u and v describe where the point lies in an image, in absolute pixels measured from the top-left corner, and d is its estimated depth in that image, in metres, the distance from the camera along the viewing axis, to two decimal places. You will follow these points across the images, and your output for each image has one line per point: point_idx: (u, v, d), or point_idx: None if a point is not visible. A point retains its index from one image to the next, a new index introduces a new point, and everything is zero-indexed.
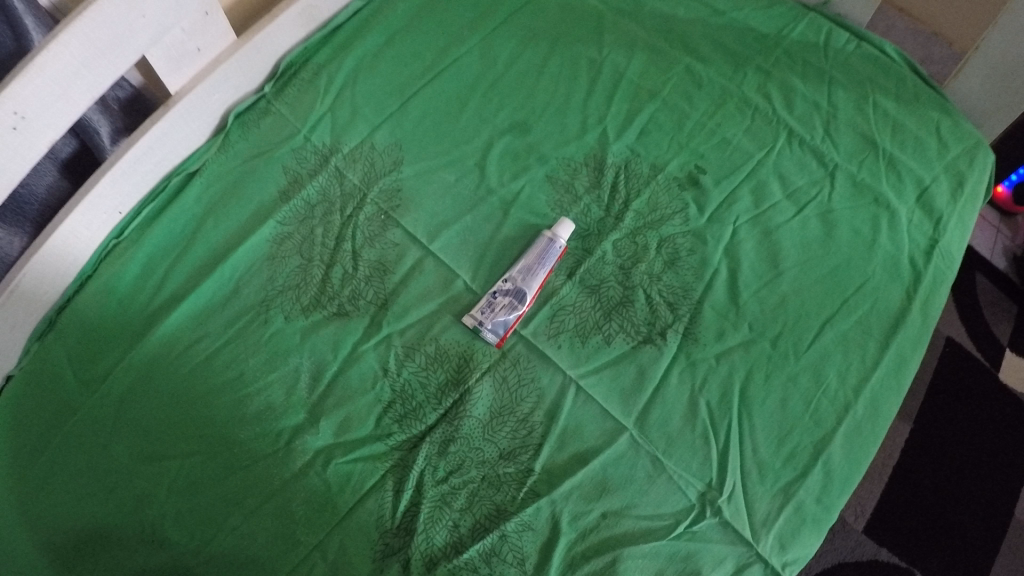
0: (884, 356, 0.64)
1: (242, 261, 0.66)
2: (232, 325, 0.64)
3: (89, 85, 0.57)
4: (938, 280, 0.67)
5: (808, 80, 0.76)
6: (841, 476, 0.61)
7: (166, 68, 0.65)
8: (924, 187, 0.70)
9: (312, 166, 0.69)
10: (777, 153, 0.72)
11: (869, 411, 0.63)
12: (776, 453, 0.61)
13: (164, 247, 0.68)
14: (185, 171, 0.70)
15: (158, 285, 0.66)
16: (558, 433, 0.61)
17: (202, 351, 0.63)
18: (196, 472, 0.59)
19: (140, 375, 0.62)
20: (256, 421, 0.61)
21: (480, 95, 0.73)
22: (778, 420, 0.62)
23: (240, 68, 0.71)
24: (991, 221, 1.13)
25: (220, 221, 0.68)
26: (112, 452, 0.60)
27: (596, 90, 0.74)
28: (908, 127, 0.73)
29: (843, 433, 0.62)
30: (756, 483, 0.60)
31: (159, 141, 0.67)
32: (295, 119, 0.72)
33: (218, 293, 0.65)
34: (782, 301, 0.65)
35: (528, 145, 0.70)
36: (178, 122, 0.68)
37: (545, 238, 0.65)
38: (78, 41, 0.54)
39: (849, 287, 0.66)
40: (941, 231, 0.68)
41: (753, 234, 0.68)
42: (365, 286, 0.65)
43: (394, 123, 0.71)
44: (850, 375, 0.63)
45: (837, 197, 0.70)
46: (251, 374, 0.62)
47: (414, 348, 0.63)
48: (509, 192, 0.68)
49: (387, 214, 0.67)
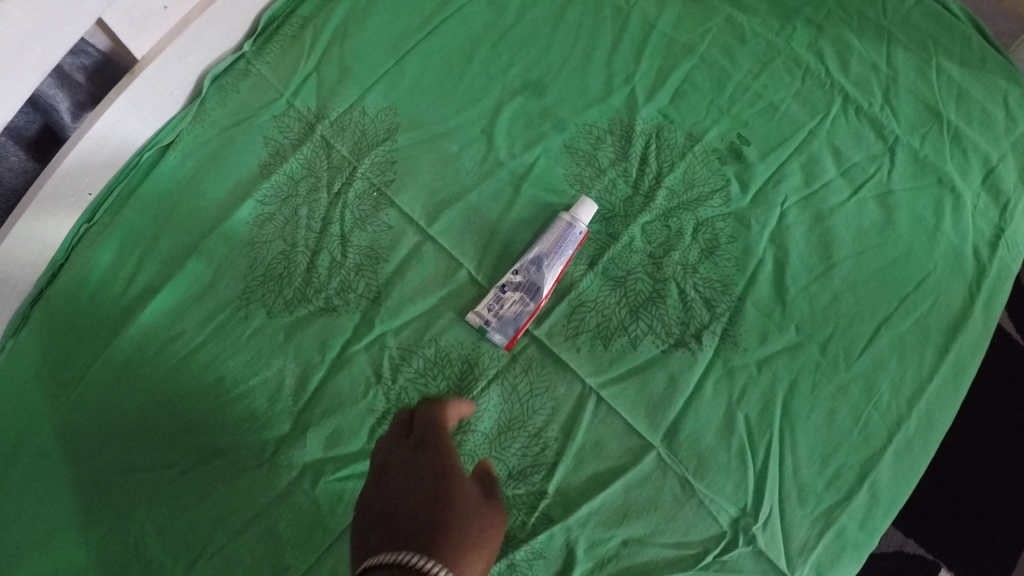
0: (942, 364, 0.56)
1: (222, 247, 0.57)
2: (211, 320, 0.56)
3: (38, 59, 0.47)
4: (1003, 274, 0.59)
5: (865, 36, 0.65)
6: (889, 498, 0.53)
7: (128, 31, 0.55)
8: (990, 168, 0.61)
9: (295, 136, 0.60)
10: (831, 122, 0.62)
11: (923, 425, 0.55)
12: (820, 474, 0.54)
13: (139, 229, 0.59)
14: (157, 144, 0.60)
15: (130, 277, 0.57)
16: (575, 450, 0.53)
17: (180, 349, 0.55)
18: (179, 485, 0.52)
19: (114, 376, 0.54)
20: (240, 429, 0.53)
21: (488, 48, 0.63)
22: (824, 435, 0.54)
23: (217, 25, 0.61)
24: None
25: (198, 198, 0.59)
26: (86, 464, 0.52)
27: (622, 43, 0.63)
28: (974, 97, 0.63)
29: (893, 451, 0.54)
30: (795, 507, 0.53)
31: (129, 110, 0.57)
32: (275, 81, 0.62)
33: (196, 283, 0.57)
34: (834, 299, 0.57)
35: (543, 110, 0.61)
36: (146, 89, 0.58)
37: (563, 221, 0.55)
38: (19, 10, 0.44)
39: (908, 283, 0.58)
40: (1008, 220, 0.59)
41: (803, 218, 0.59)
42: (355, 276, 0.56)
43: (389, 82, 0.61)
44: (905, 384, 0.55)
45: (897, 177, 0.60)
46: (231, 378, 0.54)
47: (411, 351, 0.54)
48: (520, 165, 0.59)
49: (380, 191, 0.58)
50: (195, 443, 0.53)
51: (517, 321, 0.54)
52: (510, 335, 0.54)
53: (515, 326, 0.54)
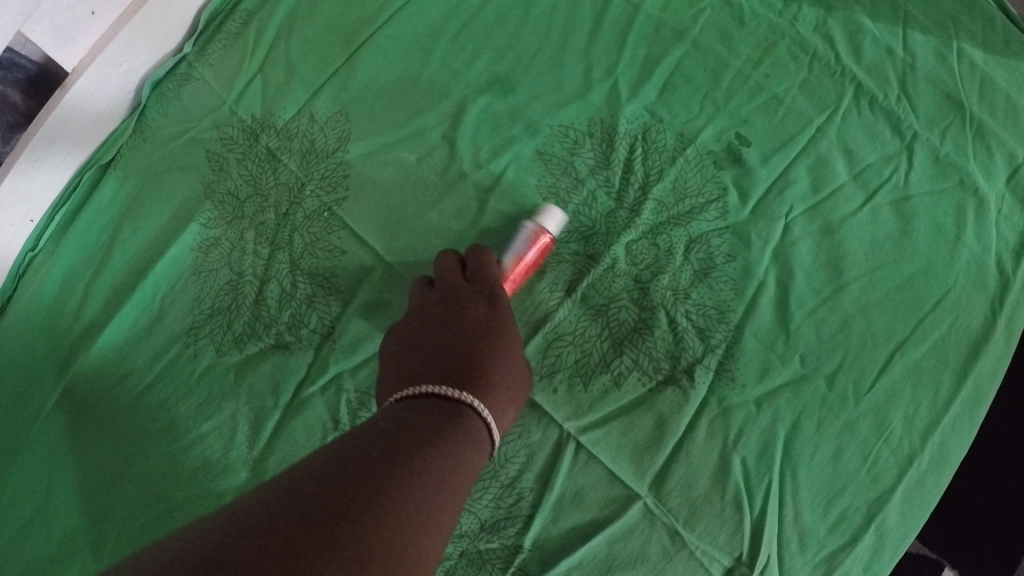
0: (961, 393, 0.50)
1: (165, 276, 0.51)
2: (158, 360, 0.50)
3: None
4: None
5: (879, 17, 0.56)
6: (897, 539, 0.49)
7: (51, 45, 0.49)
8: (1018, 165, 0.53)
9: (240, 150, 0.53)
10: (843, 116, 0.54)
11: (936, 460, 0.49)
12: (822, 519, 0.49)
13: (82, 257, 0.53)
14: (97, 163, 0.54)
15: (76, 310, 0.52)
16: (553, 501, 0.49)
17: (130, 391, 0.50)
18: (137, 538, 0.47)
19: (71, 418, 0.50)
20: (193, 480, 0.48)
21: (450, 37, 0.55)
22: (829, 476, 0.49)
23: (154, 27, 0.53)
24: None
25: (141, 222, 0.53)
26: (49, 516, 0.48)
27: (604, 28, 0.55)
28: (1000, 83, 0.54)
29: (903, 490, 0.49)
30: (795, 554, 0.48)
31: (62, 129, 0.51)
32: (218, 87, 0.54)
33: (142, 318, 0.51)
34: (843, 325, 0.51)
35: (512, 110, 0.53)
36: (78, 105, 0.51)
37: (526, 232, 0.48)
38: None
39: (926, 302, 0.52)
40: None
41: (811, 231, 0.52)
42: (307, 310, 0.49)
43: (339, 83, 0.54)
44: (919, 418, 0.50)
45: (915, 179, 0.53)
46: (182, 423, 0.49)
47: (369, 396, 0.48)
48: (488, 177, 0.52)
49: (331, 211, 0.51)
50: (153, 497, 0.48)
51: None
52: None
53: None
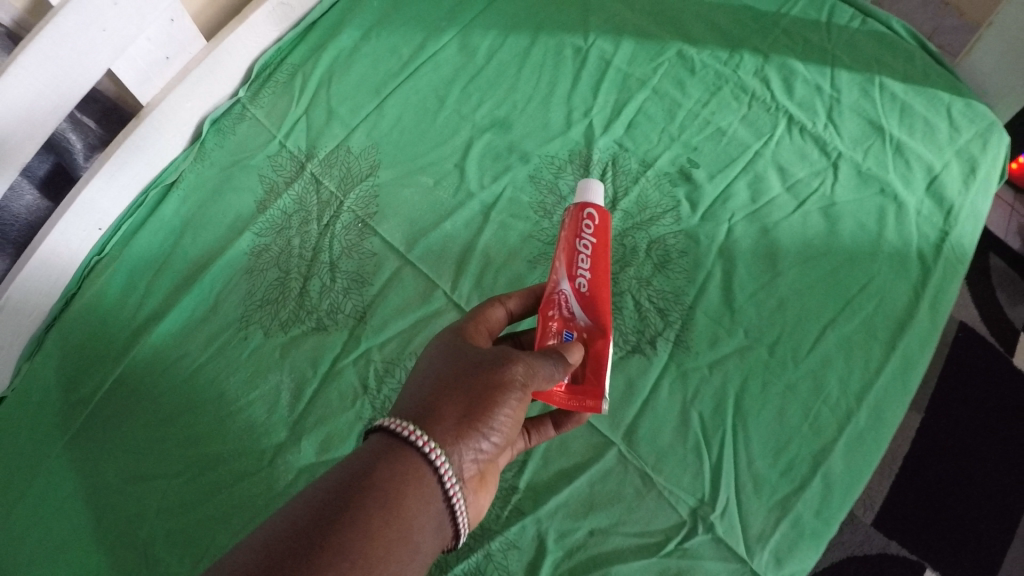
0: (889, 360, 0.60)
1: (222, 275, 0.62)
2: (214, 342, 0.59)
3: (54, 106, 0.53)
4: (950, 274, 0.64)
5: (810, 62, 0.72)
6: (844, 486, 0.57)
7: (133, 79, 0.62)
8: (934, 175, 0.68)
9: (288, 175, 0.66)
10: (776, 142, 0.68)
11: (873, 419, 0.59)
12: (774, 466, 0.58)
13: (146, 260, 0.63)
14: (162, 183, 0.66)
15: (139, 303, 0.61)
16: (543, 449, 0.60)
17: (187, 369, 0.58)
18: (184, 491, 0.53)
19: (127, 392, 0.57)
20: (238, 439, 0.55)
21: (460, 89, 0.69)
22: (776, 430, 0.59)
23: (216, 75, 0.67)
24: (1006, 199, 1.05)
25: (200, 232, 0.64)
26: (100, 476, 0.54)
27: (582, 79, 0.70)
28: (917, 109, 0.71)
29: (845, 443, 0.58)
30: (752, 496, 0.57)
31: (136, 151, 0.63)
32: (270, 124, 0.68)
33: (198, 309, 0.61)
34: (780, 304, 0.63)
35: (509, 144, 0.67)
36: (152, 131, 0.64)
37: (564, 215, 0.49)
38: (37, 63, 0.50)
39: (851, 288, 0.63)
40: (953, 222, 0.65)
41: (751, 231, 0.65)
42: (343, 298, 0.60)
43: (372, 123, 0.67)
44: (853, 381, 0.60)
45: (840, 190, 0.67)
46: (232, 394, 0.57)
47: (394, 364, 0.58)
48: (490, 195, 0.64)
49: (365, 222, 0.63)
50: (201, 454, 0.55)
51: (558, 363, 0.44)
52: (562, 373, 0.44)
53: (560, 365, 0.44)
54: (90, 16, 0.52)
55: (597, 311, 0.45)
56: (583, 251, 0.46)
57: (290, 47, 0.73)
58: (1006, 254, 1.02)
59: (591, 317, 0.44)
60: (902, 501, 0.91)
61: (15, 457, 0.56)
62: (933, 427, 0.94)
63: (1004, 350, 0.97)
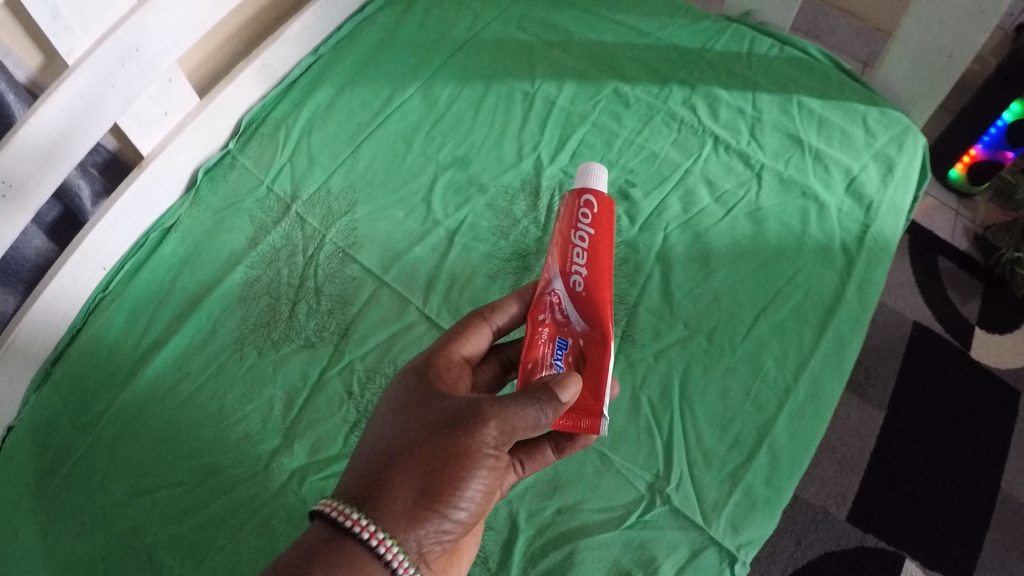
0: (820, 341, 0.68)
1: (219, 304, 0.69)
2: (212, 363, 0.66)
3: (69, 153, 0.60)
4: (874, 262, 0.72)
5: (732, 89, 0.82)
6: (789, 458, 0.65)
7: (136, 133, 0.70)
8: (852, 176, 0.77)
9: (276, 215, 0.74)
10: (703, 161, 0.77)
11: (811, 394, 0.67)
12: (721, 442, 0.66)
13: (147, 295, 0.70)
14: (162, 227, 0.74)
15: (142, 333, 0.68)
16: None
17: (187, 390, 0.65)
18: (185, 500, 0.60)
19: (131, 414, 0.64)
20: (236, 447, 0.63)
21: (423, 135, 0.79)
22: (720, 409, 0.67)
23: (207, 129, 0.76)
24: (950, 204, 1.17)
25: (196, 268, 0.71)
26: (108, 490, 0.61)
27: (530, 119, 0.79)
28: (833, 121, 0.80)
29: (785, 418, 0.66)
30: (703, 469, 0.65)
31: (136, 199, 0.71)
32: (257, 171, 0.76)
33: (197, 336, 0.67)
34: (715, 298, 0.71)
35: (468, 178, 0.76)
36: (151, 181, 0.72)
37: (568, 196, 0.55)
38: (56, 113, 0.57)
39: (780, 280, 0.71)
40: (872, 216, 0.74)
41: (684, 237, 0.74)
42: (328, 318, 0.68)
43: (347, 167, 0.77)
44: (788, 362, 0.68)
45: (764, 196, 0.75)
46: (230, 408, 0.64)
47: (375, 371, 0.66)
48: (453, 222, 0.73)
49: (344, 252, 0.72)
50: (200, 464, 0.62)
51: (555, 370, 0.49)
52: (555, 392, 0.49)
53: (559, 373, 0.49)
54: (100, 74, 0.60)
55: (595, 313, 0.49)
56: (580, 252, 0.51)
57: (274, 104, 0.81)
58: (952, 254, 1.13)
59: (590, 319, 0.49)
60: (875, 496, 0.99)
61: (32, 475, 0.62)
62: (897, 425, 1.02)
63: (960, 346, 1.06)
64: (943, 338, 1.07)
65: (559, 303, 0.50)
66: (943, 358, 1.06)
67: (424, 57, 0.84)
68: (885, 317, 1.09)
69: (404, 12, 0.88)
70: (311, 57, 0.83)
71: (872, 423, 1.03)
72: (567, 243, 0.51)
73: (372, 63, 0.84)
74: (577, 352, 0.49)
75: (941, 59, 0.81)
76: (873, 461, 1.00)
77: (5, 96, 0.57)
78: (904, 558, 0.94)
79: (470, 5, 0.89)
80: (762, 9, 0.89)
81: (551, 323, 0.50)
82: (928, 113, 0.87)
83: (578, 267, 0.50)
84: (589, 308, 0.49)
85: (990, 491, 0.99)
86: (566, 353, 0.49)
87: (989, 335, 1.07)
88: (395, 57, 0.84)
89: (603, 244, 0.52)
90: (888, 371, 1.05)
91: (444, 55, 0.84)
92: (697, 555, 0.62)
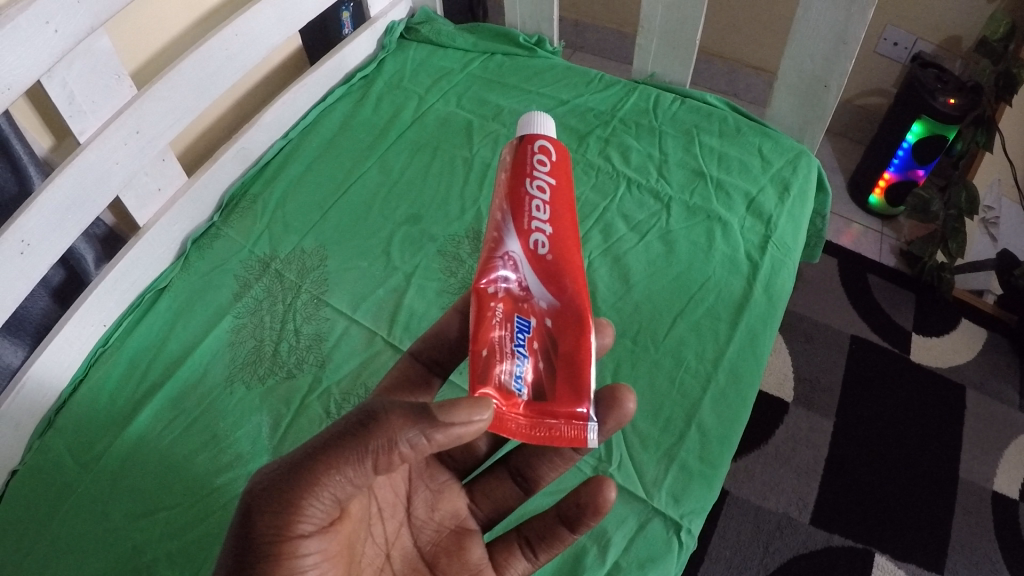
0: (735, 332, 0.78)
1: (208, 348, 0.80)
2: (204, 400, 0.77)
3: (77, 220, 0.75)
4: (777, 266, 0.83)
5: (642, 137, 0.97)
6: (718, 434, 0.72)
7: (134, 204, 0.84)
8: (752, 198, 0.89)
9: (256, 272, 0.87)
10: (619, 199, 0.90)
11: (730, 378, 0.75)
12: (654, 424, 0.73)
13: (143, 347, 0.82)
14: (156, 287, 0.87)
15: (140, 378, 0.80)
16: None
17: (182, 423, 0.75)
18: (179, 518, 0.69)
19: (131, 446, 0.74)
20: (229, 468, 0.72)
21: (382, 200, 0.93)
22: (652, 399, 0.74)
23: (194, 204, 0.91)
24: (876, 227, 1.44)
25: (187, 322, 0.83)
26: (111, 515, 0.69)
27: (470, 178, 0.93)
28: (732, 154, 0.94)
29: (709, 399, 0.74)
30: (640, 450, 0.71)
31: (134, 263, 0.85)
32: (241, 238, 0.90)
33: (190, 376, 0.79)
34: (637, 307, 0.81)
35: (420, 230, 0.89)
36: (146, 247, 0.86)
37: (513, 142, 0.59)
38: (70, 180, 0.73)
39: (694, 287, 0.81)
40: (770, 228, 0.85)
41: (606, 262, 0.85)
42: (307, 354, 0.80)
43: (318, 231, 0.90)
44: (707, 353, 0.77)
45: (673, 222, 0.88)
46: (223, 433, 0.74)
47: (349, 393, 0.76)
48: (409, 267, 0.86)
49: (318, 298, 0.84)
50: (193, 484, 0.71)
51: (519, 358, 0.47)
52: (520, 392, 0.47)
53: (522, 362, 0.47)
54: (107, 153, 0.76)
55: (561, 285, 0.50)
56: (539, 209, 0.53)
57: (248, 184, 0.96)
58: (880, 272, 1.35)
59: (557, 293, 0.49)
60: (841, 499, 1.08)
61: (39, 507, 0.71)
62: (848, 427, 1.15)
63: (898, 350, 1.24)
64: (880, 348, 1.24)
65: (515, 275, 0.49)
66: (880, 364, 1.22)
67: (376, 138, 1.00)
68: (828, 338, 1.26)
69: (360, 100, 1.04)
70: (282, 144, 0.99)
71: (824, 430, 1.15)
72: (524, 200, 0.53)
73: (333, 148, 0.99)
74: (544, 335, 0.48)
75: (816, 91, 0.95)
76: (830, 464, 1.11)
77: (27, 169, 0.73)
78: (874, 553, 1.03)
79: (415, 90, 1.05)
80: (663, 72, 1.06)
81: (508, 297, 0.49)
82: (818, 136, 1.01)
83: (538, 228, 0.51)
84: (553, 278, 0.50)
85: (950, 480, 1.11)
86: (529, 337, 0.48)
87: (924, 339, 1.26)
88: (353, 140, 1.00)
89: (558, 197, 0.55)
90: (833, 384, 1.20)
91: (395, 135, 1.00)
92: (643, 525, 0.67)
